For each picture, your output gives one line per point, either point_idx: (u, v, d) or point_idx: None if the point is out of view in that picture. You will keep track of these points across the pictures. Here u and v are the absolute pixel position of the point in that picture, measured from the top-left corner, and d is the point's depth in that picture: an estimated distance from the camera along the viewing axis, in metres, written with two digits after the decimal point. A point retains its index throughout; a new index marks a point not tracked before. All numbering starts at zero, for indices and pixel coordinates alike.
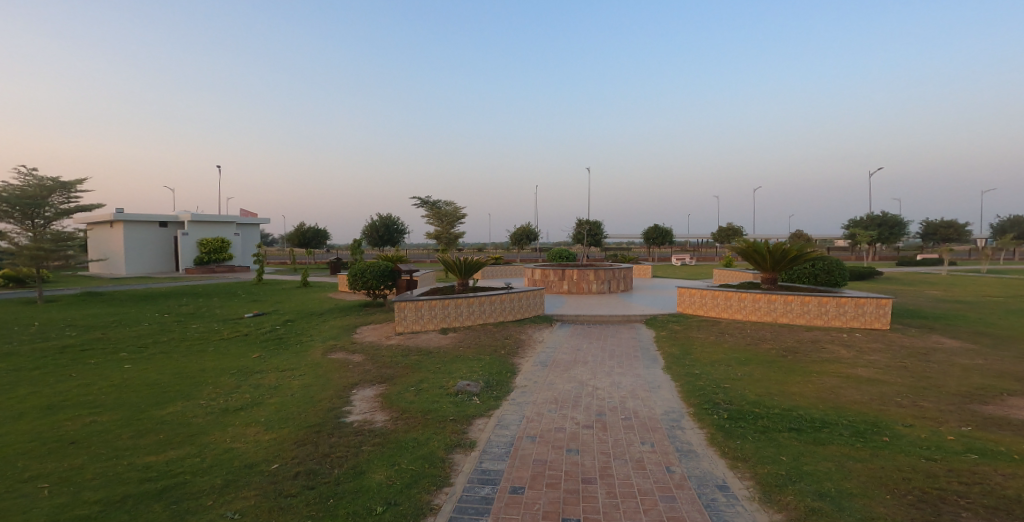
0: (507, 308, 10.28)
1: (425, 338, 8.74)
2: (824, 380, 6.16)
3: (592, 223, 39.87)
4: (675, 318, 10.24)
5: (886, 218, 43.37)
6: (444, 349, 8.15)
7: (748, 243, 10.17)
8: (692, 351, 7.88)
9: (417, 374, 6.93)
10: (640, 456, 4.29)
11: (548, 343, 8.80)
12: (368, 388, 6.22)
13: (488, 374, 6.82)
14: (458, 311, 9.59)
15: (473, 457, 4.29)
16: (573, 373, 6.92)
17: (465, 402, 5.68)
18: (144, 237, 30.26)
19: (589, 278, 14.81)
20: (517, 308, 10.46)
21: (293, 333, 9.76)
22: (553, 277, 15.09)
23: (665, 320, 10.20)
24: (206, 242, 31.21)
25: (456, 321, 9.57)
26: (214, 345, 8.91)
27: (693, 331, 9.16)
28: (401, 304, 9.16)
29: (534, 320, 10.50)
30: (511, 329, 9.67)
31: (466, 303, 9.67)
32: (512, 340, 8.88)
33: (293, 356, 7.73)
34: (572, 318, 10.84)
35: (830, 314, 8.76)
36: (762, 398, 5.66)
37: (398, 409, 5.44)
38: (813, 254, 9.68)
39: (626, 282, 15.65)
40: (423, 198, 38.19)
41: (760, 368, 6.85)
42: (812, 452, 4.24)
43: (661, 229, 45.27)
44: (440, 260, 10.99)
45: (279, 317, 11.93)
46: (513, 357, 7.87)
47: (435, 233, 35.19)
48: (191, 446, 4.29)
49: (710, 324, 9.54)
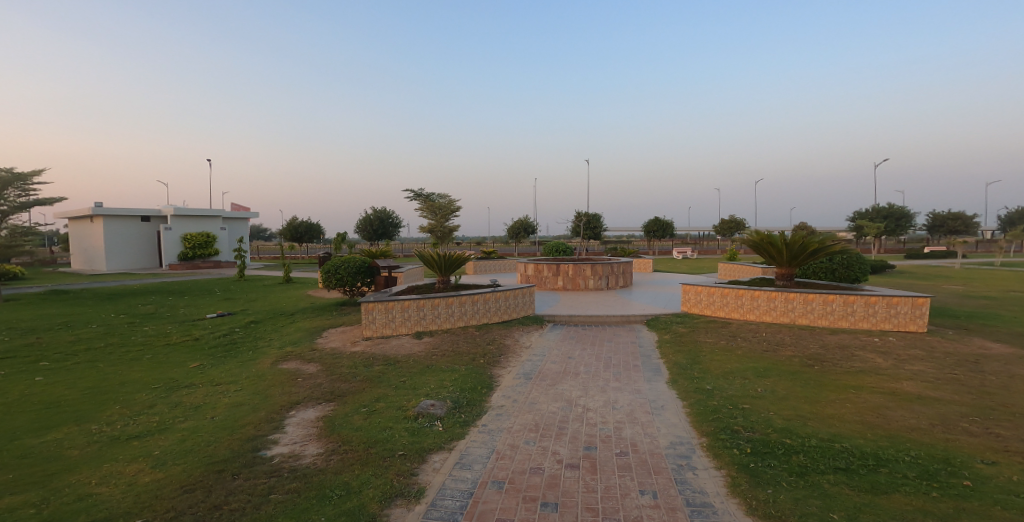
0: (492, 308, 9.18)
1: (395, 344, 7.64)
2: (865, 398, 5.09)
3: (591, 215, 38.61)
4: (680, 319, 9.17)
5: (893, 209, 42.22)
6: (415, 357, 7.06)
7: (761, 235, 9.06)
8: (701, 360, 6.81)
9: (376, 389, 5.85)
10: (639, 515, 3.23)
11: (535, 350, 7.71)
12: (311, 408, 5.14)
13: (459, 390, 5.75)
14: (436, 313, 8.47)
15: (415, 515, 3.23)
16: (561, 389, 5.85)
17: (424, 430, 4.61)
18: (126, 232, 29.20)
19: (586, 274, 13.72)
20: (503, 309, 9.36)
21: (249, 337, 8.68)
22: (547, 273, 14.00)
23: (668, 321, 9.10)
24: (191, 237, 30.09)
25: (433, 324, 8.45)
26: (158, 351, 7.87)
27: (700, 334, 8.09)
28: (370, 305, 8.02)
29: (522, 321, 9.43)
30: (495, 332, 8.59)
31: (445, 304, 8.55)
32: (494, 346, 7.79)
33: (238, 365, 6.70)
34: (566, 319, 9.74)
35: (857, 315, 7.69)
36: (790, 424, 4.60)
37: (338, 437, 4.38)
38: (838, 246, 8.50)
39: (626, 278, 14.56)
40: (417, 191, 37.15)
41: (782, 382, 5.78)
42: (871, 506, 3.16)
43: (662, 222, 44.06)
44: (419, 255, 9.86)
45: (243, 318, 10.86)
46: (494, 367, 6.79)
47: (429, 227, 34.13)
48: (38, 499, 3.23)
49: (720, 325, 8.46)
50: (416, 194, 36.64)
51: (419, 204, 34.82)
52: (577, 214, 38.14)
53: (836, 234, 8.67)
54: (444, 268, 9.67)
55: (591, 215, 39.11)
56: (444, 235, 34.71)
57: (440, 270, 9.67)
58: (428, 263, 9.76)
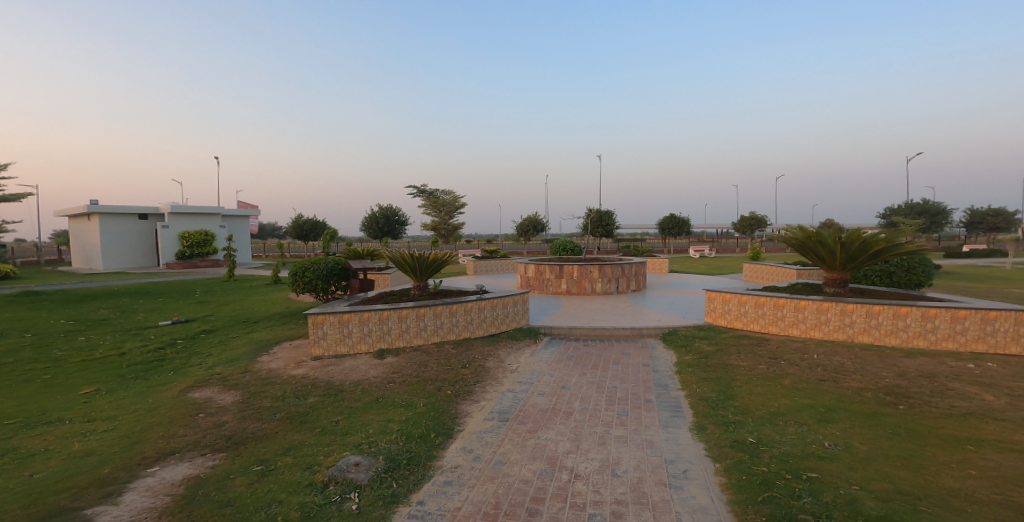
0: (476, 320, 7.62)
1: (348, 366, 6.14)
2: (993, 463, 3.49)
3: (595, 214, 36.66)
4: (705, 334, 7.55)
5: (927, 205, 39.63)
6: (366, 384, 5.56)
7: (805, 230, 7.33)
8: (736, 398, 5.23)
9: (298, 428, 4.36)
10: None
11: (523, 376, 6.16)
12: (184, 462, 3.66)
13: (403, 439, 4.22)
14: (404, 327, 6.90)
15: None
16: (542, 442, 4.32)
17: (326, 509, 3.10)
18: (122, 231, 28.39)
19: (593, 276, 12.10)
20: (490, 321, 7.80)
21: (186, 352, 7.29)
22: (549, 275, 12.44)
23: (690, 338, 7.49)
24: (188, 235, 29.06)
25: (400, 340, 6.88)
26: (70, 369, 6.54)
27: (732, 357, 6.48)
28: (319, 317, 6.46)
29: (513, 335, 7.88)
30: (476, 351, 7.06)
31: (416, 314, 6.98)
32: (471, 371, 6.25)
33: (140, 391, 5.30)
34: (566, 332, 8.16)
35: (939, 332, 6.06)
36: (890, 513, 2.97)
37: (190, 518, 2.91)
38: (911, 247, 6.74)
39: (639, 281, 12.88)
40: (422, 187, 36.09)
41: (857, 437, 4.18)
42: None
43: (678, 218, 42.09)
44: (391, 256, 8.30)
45: (198, 326, 9.50)
46: (464, 401, 5.26)
47: (433, 224, 32.88)
48: None
49: (756, 344, 6.84)
50: (421, 190, 35.29)
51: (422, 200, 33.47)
52: (587, 210, 36.75)
53: (909, 231, 6.89)
54: (422, 272, 8.12)
55: (603, 211, 37.36)
56: (449, 232, 33.33)
57: (417, 274, 8.11)
58: (403, 266, 8.18)
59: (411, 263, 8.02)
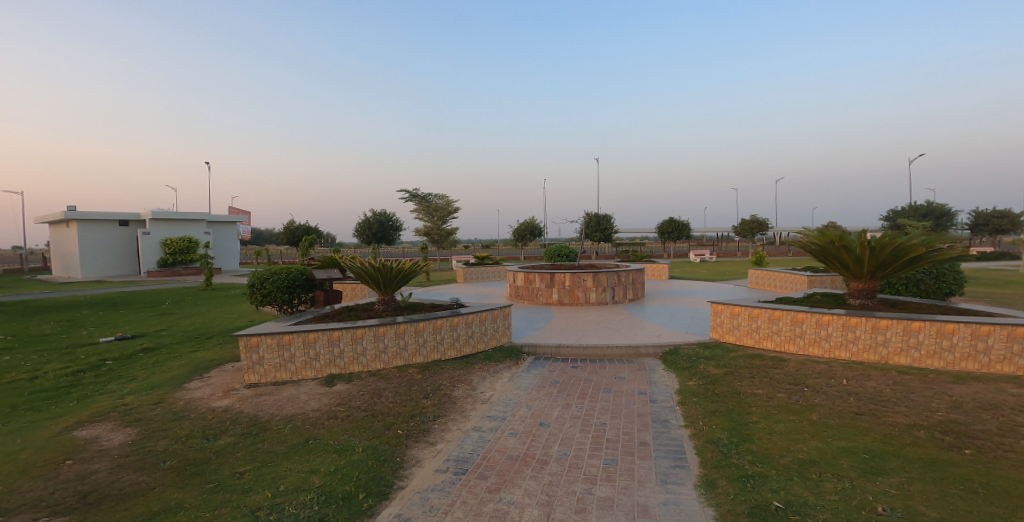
0: (448, 340, 6.63)
1: (286, 395, 5.14)
2: None
3: (591, 218, 36.44)
4: (711, 354, 6.60)
5: (932, 207, 38.79)
6: (298, 420, 4.56)
7: (824, 234, 6.34)
8: (754, 440, 4.28)
9: (188, 484, 3.37)
10: None
11: (495, 410, 5.18)
12: None
13: (319, 503, 3.22)
14: (359, 349, 5.89)
15: None
16: (504, 507, 3.34)
17: None
18: (103, 237, 27.44)
19: (587, 285, 11.11)
20: (464, 339, 6.82)
21: (111, 376, 6.29)
22: (539, 284, 11.46)
23: (695, 359, 6.54)
24: (172, 242, 27.78)
25: (355, 364, 5.88)
26: None
27: (744, 385, 5.52)
28: (254, 339, 5.44)
29: (491, 357, 6.90)
30: (445, 376, 6.07)
31: (374, 333, 5.98)
32: (434, 403, 5.26)
33: (18, 431, 4.31)
34: (554, 351, 7.19)
35: (993, 354, 5.17)
36: None
37: None
38: (952, 252, 5.83)
39: (637, 289, 11.89)
40: (415, 191, 35.31)
41: (916, 498, 3.22)
42: None
43: (678, 222, 41.17)
44: (348, 264, 7.21)
45: (141, 343, 8.49)
46: (417, 446, 4.27)
47: (426, 229, 31.96)
48: None
49: (772, 368, 5.86)
50: (413, 195, 34.32)
51: (415, 204, 32.54)
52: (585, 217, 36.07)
53: (948, 234, 5.97)
54: (387, 286, 7.04)
55: (601, 215, 36.42)
56: (443, 238, 32.36)
57: (382, 287, 7.03)
58: (365, 280, 7.08)
59: (375, 275, 6.93)
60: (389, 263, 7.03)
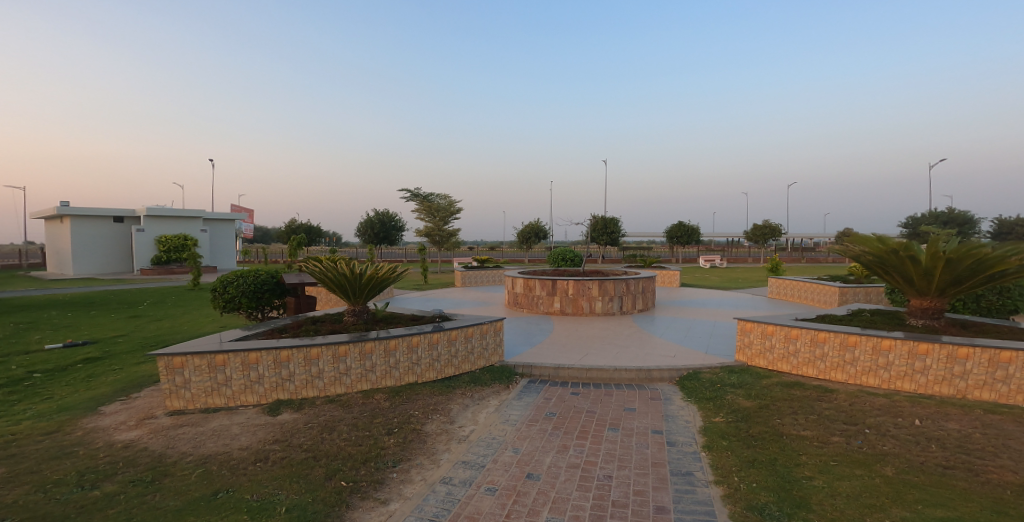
0: (426, 360, 5.62)
1: (212, 426, 4.14)
2: None
3: (597, 221, 35.49)
4: (740, 383, 5.54)
5: (953, 215, 37.31)
6: (215, 464, 3.56)
7: (883, 246, 5.32)
8: (813, 505, 3.23)
9: None
10: None
11: (473, 454, 4.14)
12: None
13: None
14: (314, 371, 4.88)
15: None
16: None
17: None
18: (96, 234, 26.71)
19: (592, 294, 10.03)
20: (446, 360, 5.80)
21: (28, 395, 5.33)
22: (540, 292, 10.43)
23: (721, 388, 5.50)
24: (165, 240, 26.86)
25: (308, 389, 4.87)
26: None
27: (784, 425, 4.49)
28: (178, 359, 4.45)
29: (478, 380, 5.88)
30: (418, 405, 5.05)
31: (332, 352, 4.96)
32: (398, 442, 4.24)
33: None
34: (553, 374, 6.17)
35: None
36: None
37: None
38: None
39: (647, 299, 10.81)
40: (416, 191, 34.48)
41: None
42: None
43: (688, 226, 39.92)
44: (308, 270, 6.05)
45: (86, 352, 7.55)
46: (364, 506, 3.24)
47: (427, 230, 31.00)
48: None
49: (818, 405, 4.82)
50: (415, 195, 33.45)
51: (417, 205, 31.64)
52: (592, 219, 35.02)
53: None
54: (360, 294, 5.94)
55: (609, 218, 35.28)
56: (444, 238, 31.39)
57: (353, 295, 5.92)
58: (332, 288, 5.94)
59: (345, 280, 5.82)
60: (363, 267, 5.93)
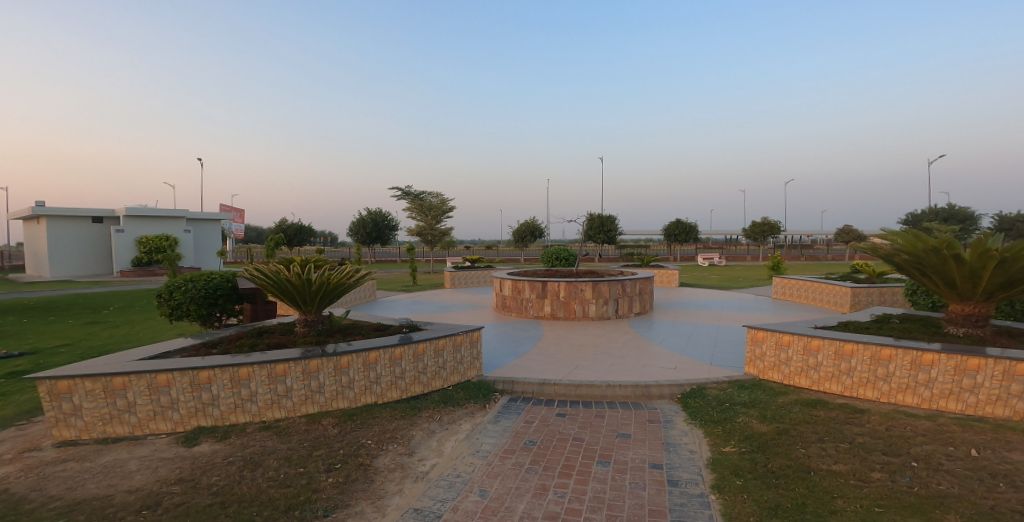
0: (388, 378, 4.83)
1: (102, 463, 3.41)
2: None
3: (593, 218, 34.73)
4: (751, 402, 4.78)
5: (954, 211, 36.65)
6: (83, 518, 2.79)
7: (926, 242, 4.53)
8: None
9: None
10: None
11: (429, 499, 3.35)
12: None
13: None
14: (244, 394, 4.12)
15: None
16: None
17: None
18: (75, 235, 25.78)
19: (585, 296, 9.24)
20: (412, 377, 5.01)
21: None
22: (529, 295, 9.64)
23: (729, 408, 4.75)
24: (146, 241, 25.96)
25: (237, 414, 4.11)
26: None
27: (799, 455, 3.77)
28: (65, 383, 3.70)
29: (449, 399, 5.10)
30: (373, 433, 4.26)
31: (267, 371, 4.19)
32: (338, 483, 3.44)
33: None
34: (538, 391, 5.40)
35: None
36: None
37: None
38: None
39: (645, 301, 10.03)
40: (408, 190, 33.62)
41: None
42: None
43: (686, 224, 39.21)
44: (247, 275, 5.19)
45: (15, 365, 6.73)
46: None
47: (419, 229, 30.15)
48: None
49: (842, 429, 4.10)
50: (405, 194, 32.57)
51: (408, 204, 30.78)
52: (589, 217, 34.25)
53: None
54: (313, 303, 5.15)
55: (604, 217, 34.55)
56: (437, 238, 30.39)
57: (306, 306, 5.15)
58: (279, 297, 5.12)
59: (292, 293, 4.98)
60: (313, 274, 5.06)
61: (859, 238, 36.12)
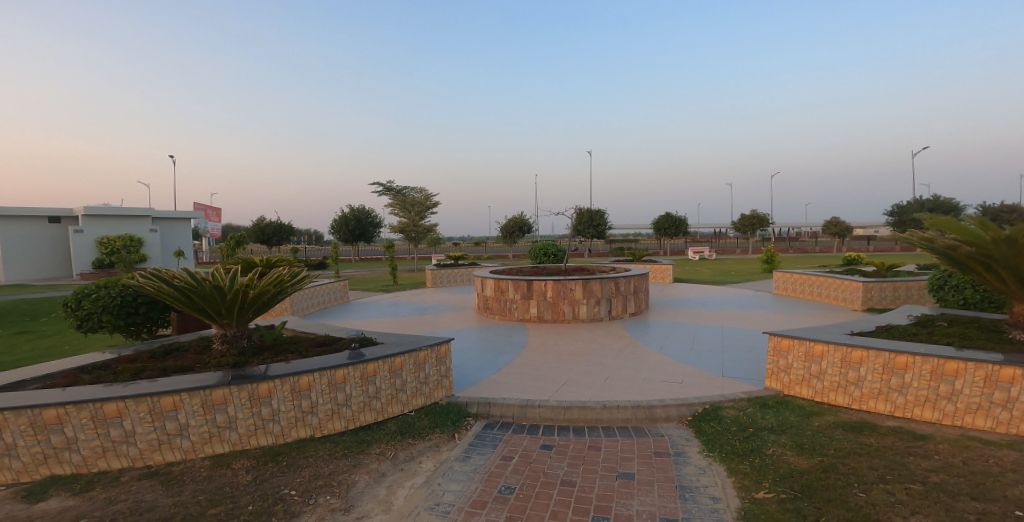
0: (329, 408, 3.82)
1: None
2: None
3: (582, 212, 33.82)
4: (778, 426, 3.89)
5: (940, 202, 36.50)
6: None
7: (988, 230, 3.60)
8: None
9: None
10: None
11: None
12: None
13: None
14: (114, 435, 3.09)
15: None
16: None
17: None
18: (30, 235, 24.14)
19: (575, 297, 8.31)
20: (361, 404, 4.01)
21: None
22: (513, 296, 8.67)
23: (750, 433, 3.85)
24: (109, 241, 24.42)
25: (108, 460, 3.11)
26: None
27: (845, 500, 2.90)
28: None
29: (408, 428, 4.11)
30: (300, 480, 3.25)
31: (147, 405, 3.14)
32: None
33: None
34: (519, 416, 4.44)
35: None
36: None
37: None
38: None
39: (640, 300, 9.13)
40: (390, 185, 32.37)
41: None
42: None
43: (675, 218, 38.54)
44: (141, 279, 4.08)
45: None
46: None
47: (401, 226, 28.92)
48: None
49: (897, 463, 3.23)
50: (387, 190, 31.29)
51: (389, 199, 29.50)
52: (578, 210, 33.19)
53: None
54: (242, 318, 4.06)
55: (593, 211, 33.66)
56: (420, 234, 29.16)
57: (231, 322, 4.03)
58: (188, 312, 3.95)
59: (210, 309, 3.83)
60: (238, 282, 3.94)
61: (847, 230, 35.77)
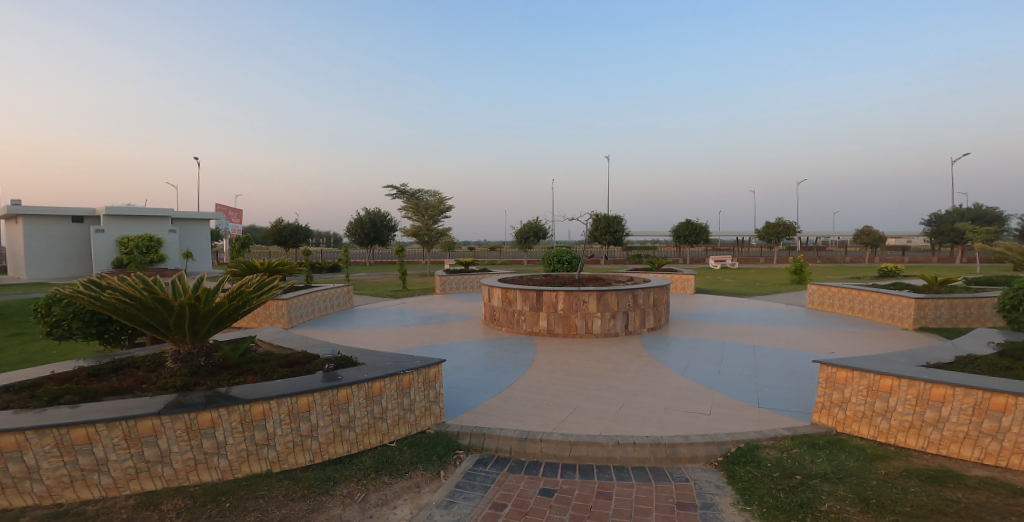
0: (288, 440, 3.24)
1: None
2: None
3: (601, 218, 33.00)
4: (831, 473, 3.17)
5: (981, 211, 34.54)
6: None
7: None
8: None
9: None
10: None
11: None
12: None
13: None
14: (13, 472, 2.58)
15: None
16: None
17: None
18: (53, 235, 24.50)
19: (588, 310, 7.64)
20: (329, 435, 3.42)
21: None
22: (521, 307, 8.04)
23: (796, 481, 3.13)
24: (128, 241, 24.63)
25: (8, 498, 2.60)
26: None
27: None
28: None
29: (385, 463, 3.49)
30: None
31: (53, 438, 2.62)
32: None
33: None
34: (517, 450, 3.80)
35: None
36: None
37: None
38: None
39: (660, 314, 8.39)
40: (406, 189, 32.12)
41: None
42: None
43: (697, 225, 37.40)
44: (86, 287, 3.60)
45: None
46: None
47: (416, 230, 28.58)
48: None
49: None
50: (403, 194, 31.01)
51: (405, 203, 29.20)
52: (596, 216, 32.36)
53: None
54: (196, 334, 3.52)
55: (612, 218, 32.82)
56: (435, 239, 28.74)
57: (184, 337, 3.50)
58: (138, 325, 3.46)
59: (156, 322, 3.32)
60: (192, 292, 3.42)
61: (879, 240, 34.11)
